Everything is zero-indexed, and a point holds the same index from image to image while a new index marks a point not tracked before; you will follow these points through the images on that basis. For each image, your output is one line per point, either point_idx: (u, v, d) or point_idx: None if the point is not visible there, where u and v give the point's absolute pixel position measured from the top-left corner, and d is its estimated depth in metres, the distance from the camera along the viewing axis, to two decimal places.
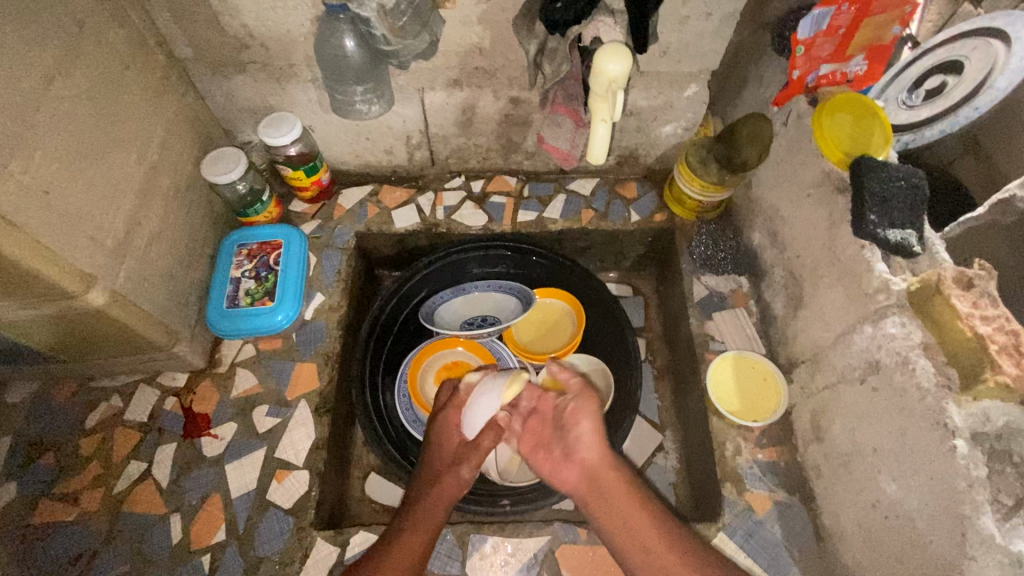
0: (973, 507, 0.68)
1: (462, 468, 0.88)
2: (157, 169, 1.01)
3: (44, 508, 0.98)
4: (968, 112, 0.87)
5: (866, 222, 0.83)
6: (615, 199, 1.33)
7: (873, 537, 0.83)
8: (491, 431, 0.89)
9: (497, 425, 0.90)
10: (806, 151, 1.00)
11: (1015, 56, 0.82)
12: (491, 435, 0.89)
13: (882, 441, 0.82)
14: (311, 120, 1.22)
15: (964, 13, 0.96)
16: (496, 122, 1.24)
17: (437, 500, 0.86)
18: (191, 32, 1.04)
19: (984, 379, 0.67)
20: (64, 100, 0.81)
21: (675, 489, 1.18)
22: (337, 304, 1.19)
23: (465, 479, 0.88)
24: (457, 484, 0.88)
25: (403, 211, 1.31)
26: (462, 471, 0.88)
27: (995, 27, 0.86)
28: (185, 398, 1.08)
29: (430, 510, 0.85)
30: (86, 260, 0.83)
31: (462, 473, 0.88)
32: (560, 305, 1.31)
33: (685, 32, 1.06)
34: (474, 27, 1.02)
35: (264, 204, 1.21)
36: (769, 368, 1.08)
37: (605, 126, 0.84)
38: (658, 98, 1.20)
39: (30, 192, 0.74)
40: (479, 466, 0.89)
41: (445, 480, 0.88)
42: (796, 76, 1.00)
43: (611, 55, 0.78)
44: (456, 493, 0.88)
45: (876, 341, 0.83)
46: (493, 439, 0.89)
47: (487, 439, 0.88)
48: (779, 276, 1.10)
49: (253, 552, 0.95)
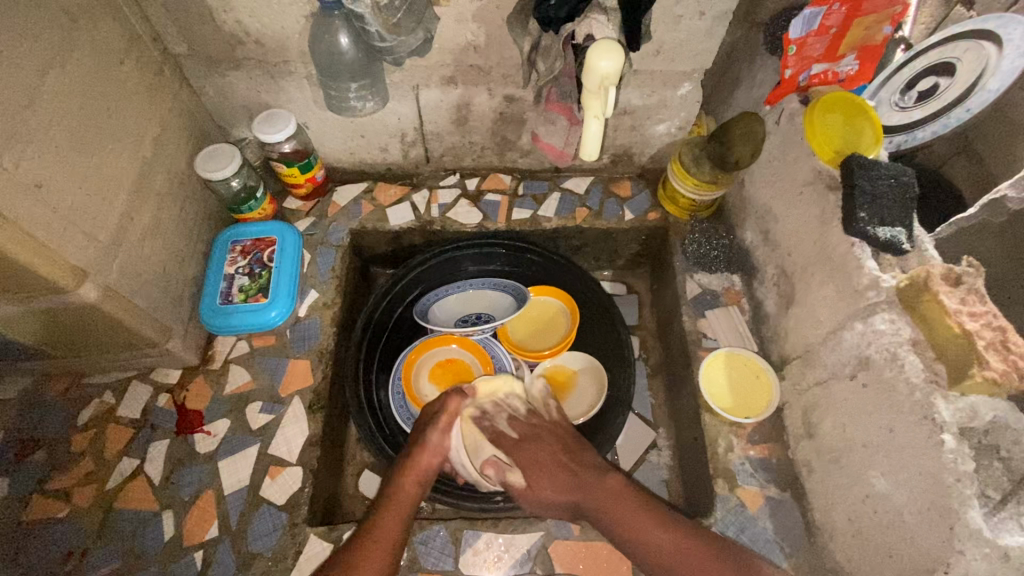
0: (960, 501, 0.68)
1: (430, 433, 0.94)
2: (151, 164, 1.01)
3: (35, 504, 0.98)
4: (960, 113, 0.89)
5: (857, 219, 0.84)
6: (609, 197, 1.34)
7: (863, 531, 0.84)
8: (456, 395, 0.99)
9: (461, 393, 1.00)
10: (798, 149, 1.01)
11: (1006, 59, 0.83)
12: (456, 399, 0.98)
13: (872, 436, 0.82)
14: (306, 117, 1.22)
15: (956, 15, 0.98)
16: (491, 120, 1.24)
17: (408, 469, 0.90)
18: (185, 28, 1.03)
19: (971, 375, 0.68)
20: (57, 94, 0.80)
21: (668, 485, 1.18)
22: (332, 300, 1.19)
23: (435, 445, 0.93)
24: (428, 452, 0.92)
25: (397, 208, 1.31)
26: (430, 437, 0.94)
27: (987, 29, 0.85)
28: (178, 395, 1.08)
29: (401, 482, 0.88)
30: (79, 255, 0.83)
31: (430, 437, 0.94)
32: (555, 302, 1.31)
33: (678, 31, 1.06)
34: (469, 25, 1.02)
35: (259, 201, 1.21)
36: (761, 365, 1.08)
37: (598, 122, 0.84)
38: (653, 97, 1.20)
39: (22, 186, 0.74)
40: (445, 429, 0.95)
41: (416, 450, 0.92)
42: (788, 76, 1.01)
43: (605, 52, 0.79)
44: (427, 463, 0.91)
45: (866, 337, 0.84)
46: (458, 401, 0.98)
47: (452, 400, 0.97)
48: (771, 274, 1.10)
49: (246, 548, 0.95)
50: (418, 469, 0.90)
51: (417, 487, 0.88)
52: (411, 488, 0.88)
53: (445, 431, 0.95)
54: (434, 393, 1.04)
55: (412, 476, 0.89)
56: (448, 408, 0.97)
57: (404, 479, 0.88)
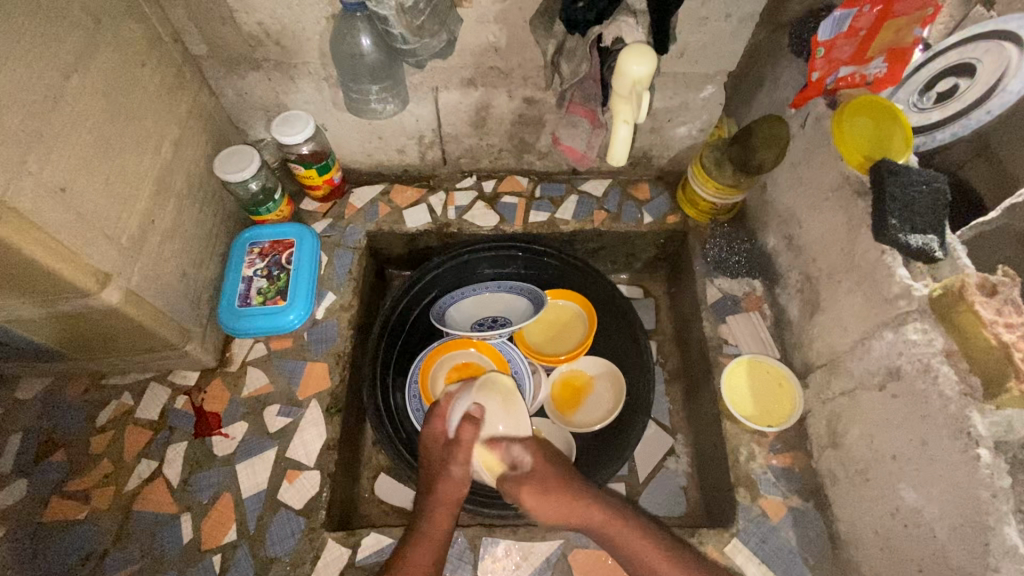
0: (997, 517, 0.67)
1: (453, 467, 0.89)
2: (171, 166, 1.00)
3: (55, 506, 0.98)
4: (980, 116, 0.86)
5: (888, 227, 0.82)
6: (628, 200, 1.33)
7: (891, 545, 0.82)
8: (470, 423, 0.91)
9: (474, 418, 0.92)
10: (825, 154, 0.99)
11: None
12: (471, 429, 0.91)
13: (902, 448, 0.81)
14: (324, 119, 1.21)
15: (976, 14, 0.94)
16: (509, 123, 1.23)
17: (439, 506, 0.88)
18: (206, 29, 1.03)
19: (1008, 388, 0.66)
20: (81, 97, 0.80)
21: (686, 493, 1.17)
22: (349, 303, 1.18)
23: (458, 477, 0.89)
24: (452, 485, 0.89)
25: (414, 211, 1.30)
26: (453, 471, 0.89)
27: (1007, 30, 0.85)
28: (196, 397, 1.08)
29: (433, 517, 0.86)
30: (101, 258, 0.83)
31: (452, 472, 0.89)
32: (571, 306, 1.30)
33: (703, 33, 1.05)
34: (491, 26, 1.01)
35: (276, 203, 1.21)
36: (784, 373, 1.06)
37: (627, 127, 0.84)
38: (674, 100, 1.19)
39: (46, 189, 0.74)
40: (468, 462, 0.90)
41: (440, 484, 0.89)
42: (815, 78, 1.00)
43: (635, 56, 0.78)
44: (455, 494, 0.89)
45: (896, 347, 0.82)
46: (473, 431, 0.91)
47: (467, 432, 0.90)
48: (795, 280, 1.09)
49: (264, 552, 0.94)
50: (448, 503, 0.88)
51: (450, 519, 0.87)
52: (445, 522, 0.86)
53: (467, 462, 0.90)
54: (438, 414, 0.96)
55: (443, 509, 0.88)
56: (464, 438, 0.91)
57: (436, 514, 0.87)
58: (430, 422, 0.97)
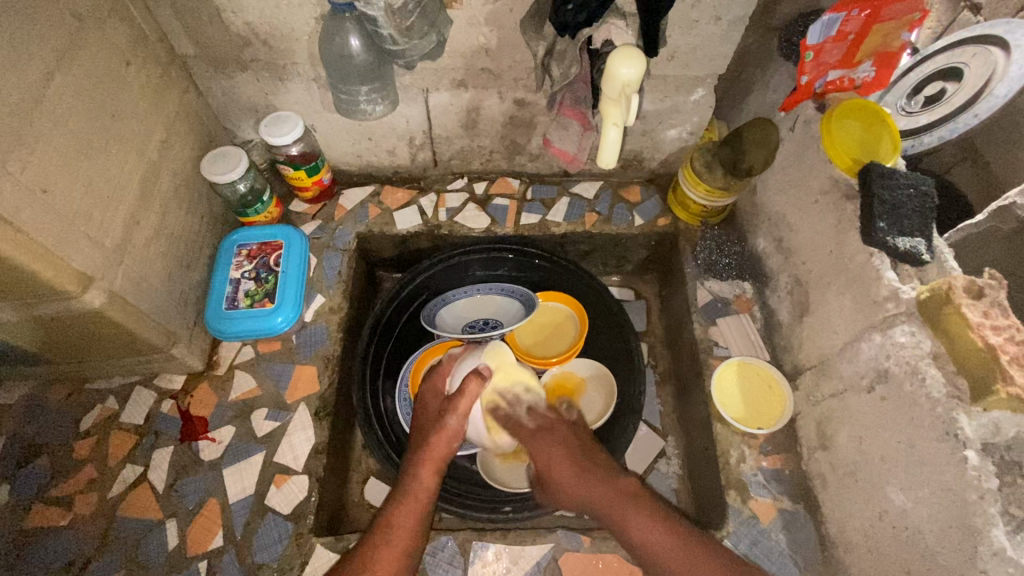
0: (984, 519, 0.67)
1: (449, 417, 0.92)
2: (156, 167, 0.99)
3: (37, 512, 0.96)
4: (967, 119, 0.86)
5: (876, 229, 0.82)
6: (618, 203, 1.33)
7: (880, 547, 0.82)
8: (475, 377, 0.94)
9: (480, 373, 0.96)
10: (814, 157, 1.00)
11: (1015, 65, 0.81)
12: (476, 382, 0.94)
13: (890, 451, 0.81)
14: (314, 120, 1.20)
15: (964, 19, 0.93)
16: (501, 124, 1.23)
17: (425, 460, 0.90)
18: (193, 28, 1.02)
19: (995, 391, 0.66)
20: (63, 98, 0.79)
21: (677, 495, 1.17)
22: (338, 306, 1.17)
23: (453, 429, 0.92)
24: (446, 436, 0.92)
25: (405, 212, 1.30)
26: (447, 422, 0.92)
27: (995, 34, 0.84)
28: (183, 401, 1.07)
29: (419, 472, 0.88)
30: (85, 260, 0.82)
31: (449, 422, 0.92)
32: (563, 308, 1.29)
33: (693, 36, 1.05)
34: (481, 28, 1.01)
35: (265, 205, 1.19)
36: (774, 375, 1.07)
37: (617, 130, 0.84)
38: (665, 102, 1.19)
39: (28, 191, 0.72)
40: (464, 414, 0.93)
41: (433, 435, 0.92)
42: (804, 82, 0.99)
43: (625, 60, 0.78)
44: (444, 449, 0.91)
45: (885, 349, 0.83)
46: (478, 384, 0.94)
47: (472, 383, 0.93)
48: (784, 282, 1.09)
49: (250, 558, 0.93)
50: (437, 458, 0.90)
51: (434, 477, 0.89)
52: (429, 479, 0.88)
53: (464, 415, 0.93)
54: (439, 376, 1.02)
55: (428, 464, 0.89)
56: (467, 390, 0.94)
57: (422, 471, 0.89)
58: (431, 385, 1.03)
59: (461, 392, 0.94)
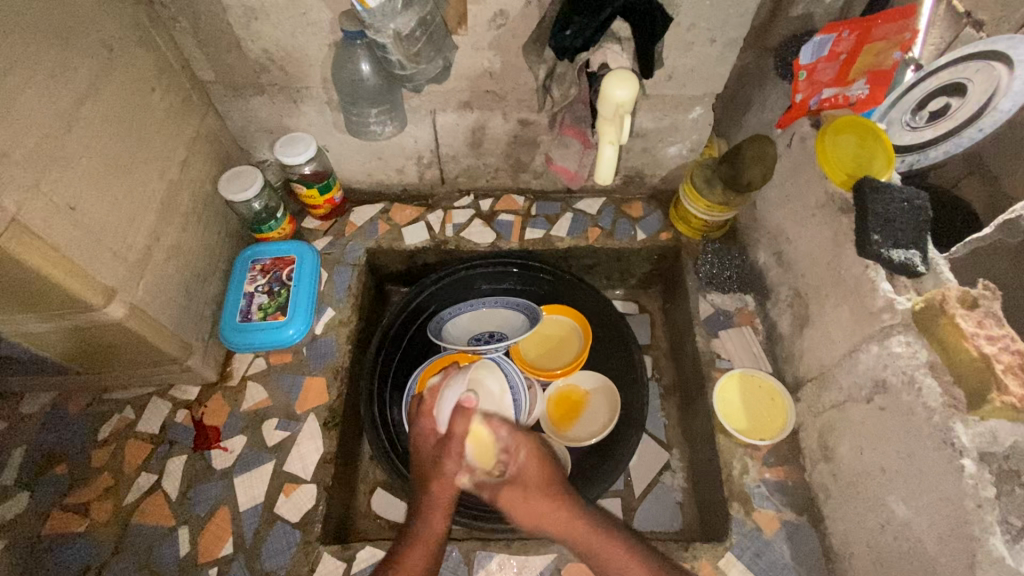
0: (982, 527, 0.67)
1: (447, 464, 0.84)
2: (177, 185, 1.04)
3: (55, 519, 0.99)
4: (972, 134, 0.89)
5: (870, 242, 0.84)
6: (621, 218, 1.36)
7: (883, 557, 0.82)
8: (460, 415, 0.84)
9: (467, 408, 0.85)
10: (810, 172, 1.02)
11: (1017, 80, 0.83)
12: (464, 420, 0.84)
13: (890, 460, 0.82)
14: (326, 140, 1.25)
15: (965, 35, 0.96)
16: (506, 143, 1.27)
17: (431, 507, 0.83)
18: (213, 56, 1.08)
19: (990, 400, 0.67)
20: (93, 121, 0.84)
21: (682, 508, 1.17)
22: (347, 318, 1.21)
23: (450, 476, 0.84)
24: (446, 483, 0.84)
25: (413, 228, 1.34)
26: (446, 468, 0.84)
27: (996, 50, 0.85)
28: (196, 411, 1.10)
29: (428, 518, 0.83)
30: (108, 274, 0.86)
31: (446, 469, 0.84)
32: (566, 321, 1.32)
33: (690, 58, 1.09)
34: (486, 53, 1.05)
35: (279, 222, 1.24)
36: (776, 387, 1.08)
37: (612, 148, 0.87)
38: (664, 121, 1.22)
39: (58, 208, 0.77)
40: (460, 456, 0.84)
41: (433, 483, 0.84)
42: (798, 100, 1.02)
43: (620, 82, 0.82)
44: (448, 496, 0.84)
45: (882, 359, 0.84)
46: (466, 424, 0.84)
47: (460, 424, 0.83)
48: (785, 295, 1.11)
49: (259, 565, 0.95)
50: (440, 504, 0.84)
51: (444, 519, 0.83)
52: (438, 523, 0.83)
53: (460, 458, 0.84)
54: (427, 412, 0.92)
55: (437, 509, 0.83)
56: (456, 431, 0.84)
57: (430, 515, 0.83)
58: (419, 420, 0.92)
59: (453, 435, 0.84)
